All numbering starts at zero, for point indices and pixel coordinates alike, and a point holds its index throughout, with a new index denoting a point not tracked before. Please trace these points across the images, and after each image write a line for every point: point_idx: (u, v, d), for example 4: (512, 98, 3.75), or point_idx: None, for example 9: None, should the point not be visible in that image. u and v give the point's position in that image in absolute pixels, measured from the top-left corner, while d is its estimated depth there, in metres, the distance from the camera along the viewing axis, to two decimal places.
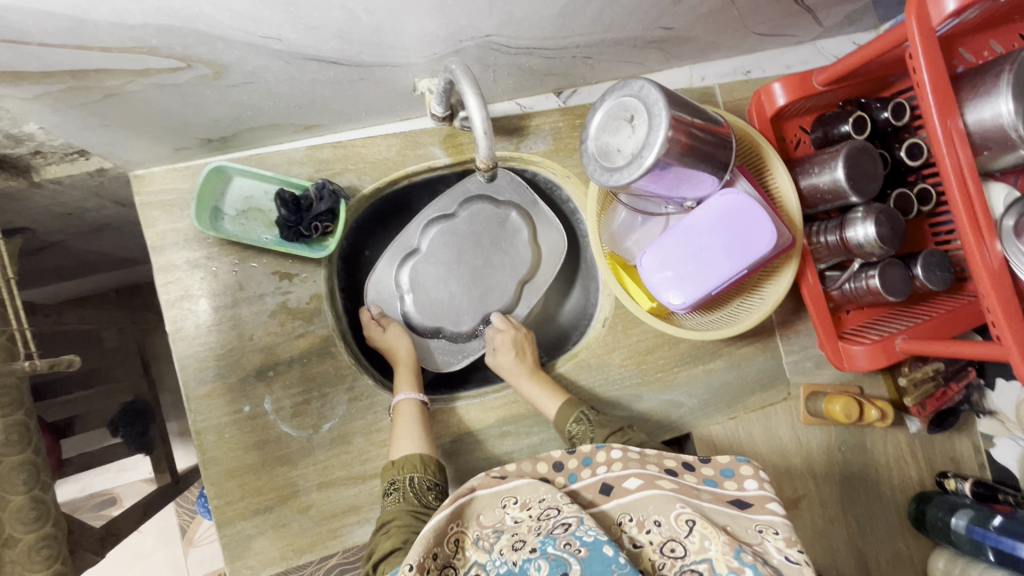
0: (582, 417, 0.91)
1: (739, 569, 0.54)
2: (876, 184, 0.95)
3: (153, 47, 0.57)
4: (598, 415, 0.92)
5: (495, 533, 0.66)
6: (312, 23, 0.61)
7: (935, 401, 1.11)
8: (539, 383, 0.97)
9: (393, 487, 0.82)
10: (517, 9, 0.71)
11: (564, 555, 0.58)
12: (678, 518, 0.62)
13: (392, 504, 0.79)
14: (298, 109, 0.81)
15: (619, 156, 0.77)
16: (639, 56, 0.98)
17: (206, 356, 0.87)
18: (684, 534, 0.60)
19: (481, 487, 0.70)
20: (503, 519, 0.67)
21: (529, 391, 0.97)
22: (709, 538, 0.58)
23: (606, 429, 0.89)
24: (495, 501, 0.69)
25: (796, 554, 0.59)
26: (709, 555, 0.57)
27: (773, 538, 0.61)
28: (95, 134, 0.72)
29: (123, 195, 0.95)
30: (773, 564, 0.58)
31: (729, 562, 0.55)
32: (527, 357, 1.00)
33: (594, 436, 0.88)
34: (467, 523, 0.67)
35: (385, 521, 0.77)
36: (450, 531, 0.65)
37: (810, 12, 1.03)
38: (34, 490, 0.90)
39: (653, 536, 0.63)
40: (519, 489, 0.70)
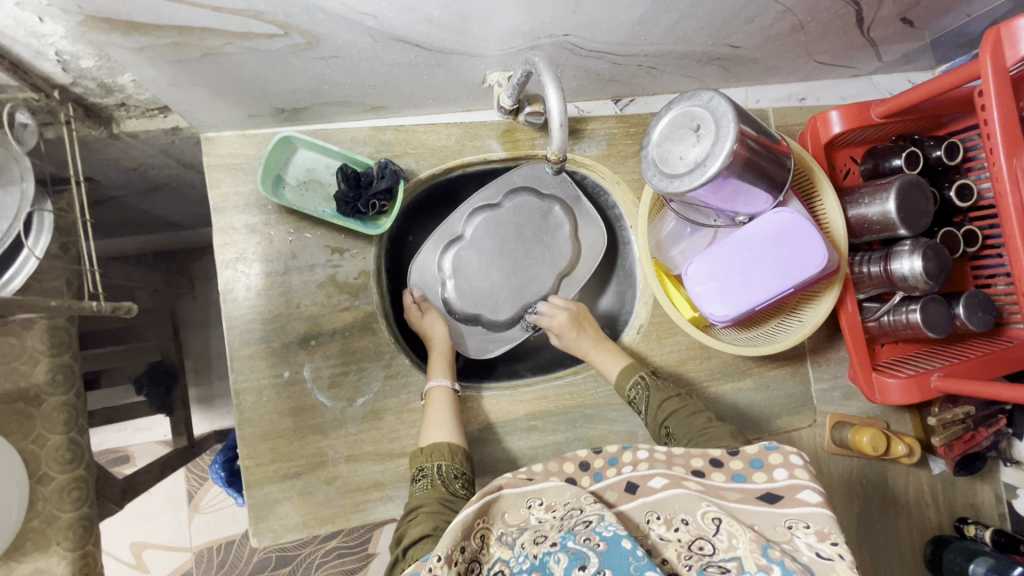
0: (640, 381, 0.92)
1: (766, 567, 0.52)
2: (925, 220, 0.95)
3: (259, 12, 0.60)
4: (656, 379, 0.92)
5: (518, 530, 0.65)
6: (409, 4, 0.63)
7: (963, 443, 1.09)
8: (605, 351, 0.99)
9: (421, 474, 0.81)
10: (599, 12, 0.73)
11: (584, 548, 0.56)
12: (705, 517, 0.60)
13: (421, 491, 0.78)
14: (371, 89, 0.84)
15: (681, 164, 0.78)
16: (700, 71, 1.00)
17: (253, 318, 0.89)
18: (713, 533, 0.59)
19: (508, 486, 0.68)
20: (527, 518, 0.66)
21: (598, 361, 0.98)
22: (737, 536, 0.57)
23: (664, 392, 0.90)
24: (520, 501, 0.68)
25: (828, 549, 0.55)
26: (738, 553, 0.55)
27: (804, 533, 0.58)
28: (181, 93, 0.75)
29: (188, 157, 0.98)
30: (802, 561, 0.55)
31: (758, 560, 0.53)
32: (587, 330, 1.01)
33: (651, 398, 0.90)
34: (493, 521, 0.66)
35: (413, 507, 0.76)
36: (477, 526, 0.63)
37: (873, 45, 1.04)
38: (71, 431, 0.92)
39: (681, 535, 0.61)
40: (546, 491, 0.68)
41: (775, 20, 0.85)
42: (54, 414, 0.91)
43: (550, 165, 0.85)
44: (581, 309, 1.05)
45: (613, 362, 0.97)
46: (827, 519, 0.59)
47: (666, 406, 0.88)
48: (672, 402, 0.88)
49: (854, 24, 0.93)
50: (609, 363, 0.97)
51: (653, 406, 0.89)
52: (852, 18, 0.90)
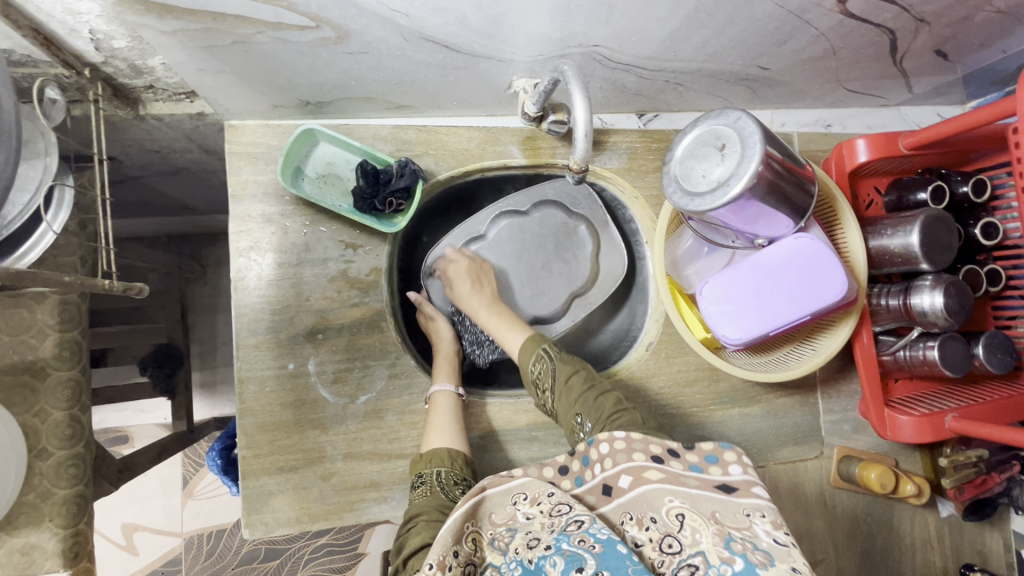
0: (542, 356, 0.85)
1: (729, 559, 0.51)
2: (948, 255, 0.93)
3: (292, 3, 0.60)
4: (560, 352, 0.86)
5: (510, 532, 0.63)
6: (442, 5, 0.63)
7: (974, 488, 1.06)
8: (497, 314, 0.93)
9: (420, 480, 0.80)
10: (632, 24, 0.72)
11: (579, 550, 0.56)
12: (670, 514, 0.59)
13: (420, 498, 0.76)
14: (396, 87, 0.84)
15: (703, 182, 0.77)
16: (727, 91, 0.99)
17: (262, 308, 0.89)
18: (678, 529, 0.58)
19: (492, 485, 0.66)
20: (515, 516, 0.65)
21: (489, 322, 0.93)
22: (699, 530, 0.56)
23: (570, 367, 0.84)
24: (506, 499, 0.66)
25: (784, 536, 0.54)
26: (701, 547, 0.55)
27: (761, 521, 0.56)
28: (209, 79, 0.76)
29: (211, 143, 0.99)
30: (762, 547, 0.53)
31: (721, 552, 0.53)
32: (484, 289, 0.96)
33: (557, 378, 0.83)
34: (481, 523, 0.65)
35: (413, 514, 0.74)
36: (466, 530, 0.63)
37: (904, 76, 1.03)
38: (73, 408, 0.92)
39: (652, 534, 0.60)
40: (528, 485, 0.67)
41: (808, 44, 0.84)
42: (57, 389, 0.91)
43: (570, 174, 0.86)
44: (484, 268, 0.99)
45: (511, 338, 0.90)
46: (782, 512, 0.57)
47: (573, 386, 0.81)
48: (578, 381, 0.82)
49: (887, 54, 0.91)
50: (509, 339, 0.90)
51: (560, 392, 0.82)
52: (886, 47, 0.89)
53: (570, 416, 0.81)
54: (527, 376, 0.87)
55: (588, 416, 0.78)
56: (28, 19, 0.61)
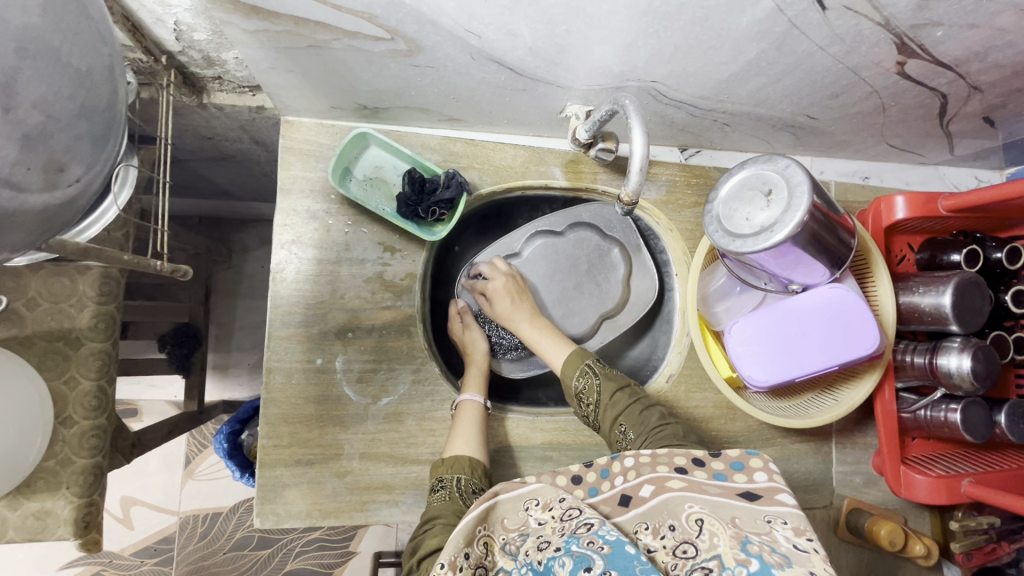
0: (587, 370, 0.86)
1: (745, 560, 0.52)
2: (979, 319, 0.94)
3: (374, 16, 0.62)
4: (604, 367, 0.87)
5: (521, 537, 0.63)
6: (515, 31, 0.66)
7: (983, 555, 1.05)
8: (539, 328, 0.94)
9: (440, 485, 0.81)
10: (692, 65, 0.74)
11: (587, 551, 0.55)
12: (689, 519, 0.60)
13: (439, 501, 0.77)
14: (453, 101, 0.86)
15: (746, 225, 0.78)
16: (772, 135, 1.01)
17: (297, 301, 0.91)
18: (696, 535, 0.58)
19: (505, 491, 0.65)
20: (527, 522, 0.64)
21: (529, 335, 0.94)
22: (717, 535, 0.56)
23: (614, 383, 0.84)
24: (518, 504, 0.65)
25: (805, 542, 0.54)
26: (719, 551, 0.54)
27: (782, 528, 0.57)
28: (276, 77, 0.78)
29: (263, 136, 1.01)
30: (781, 551, 0.53)
31: (736, 554, 0.53)
32: (523, 303, 0.97)
33: (601, 392, 0.84)
34: (493, 527, 0.64)
35: (431, 516, 0.75)
36: (478, 533, 0.61)
37: (948, 138, 1.04)
38: (102, 379, 0.94)
39: (667, 541, 0.59)
40: (541, 491, 0.66)
41: (859, 99, 0.86)
42: (89, 359, 0.92)
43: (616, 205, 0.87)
44: (517, 282, 0.99)
45: (554, 351, 0.92)
46: (803, 520, 0.58)
47: (617, 400, 0.82)
48: (623, 397, 0.83)
49: (935, 116, 0.93)
50: (553, 352, 0.92)
51: (604, 407, 0.83)
52: (935, 109, 0.90)
53: (612, 427, 0.82)
54: (568, 388, 0.87)
55: (632, 427, 0.80)
56: (121, 6, 0.64)
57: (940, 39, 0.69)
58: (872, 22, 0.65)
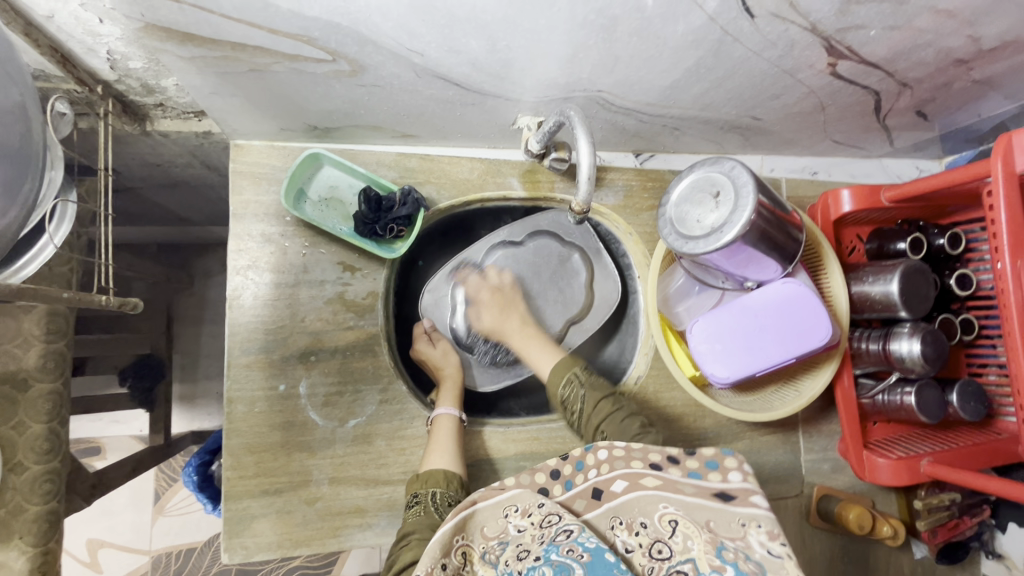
0: (572, 380, 0.88)
1: (720, 567, 0.53)
2: (926, 305, 0.98)
3: (312, 38, 0.62)
4: (589, 375, 0.89)
5: (500, 546, 0.62)
6: (456, 47, 0.66)
7: (947, 531, 1.09)
8: (530, 340, 0.99)
9: (415, 500, 0.80)
10: (634, 74, 0.76)
11: (567, 560, 0.55)
12: (661, 520, 0.61)
13: (414, 518, 0.76)
14: (404, 118, 0.86)
15: (698, 227, 0.80)
16: (721, 137, 1.04)
17: (256, 327, 0.89)
18: (669, 536, 0.59)
19: (482, 498, 0.65)
20: (506, 529, 0.64)
21: (521, 346, 0.99)
22: (692, 538, 0.58)
23: (599, 392, 0.86)
24: (497, 511, 0.65)
25: (779, 547, 0.56)
26: (692, 555, 0.56)
27: (756, 531, 0.59)
28: (219, 102, 0.77)
29: (214, 160, 1.00)
30: (755, 558, 0.56)
31: (711, 560, 0.55)
32: (512, 314, 1.02)
33: (584, 402, 0.86)
34: (472, 536, 0.64)
35: (406, 533, 0.74)
36: (456, 543, 0.62)
37: (887, 132, 1.08)
38: (53, 421, 0.90)
39: (641, 539, 0.61)
40: (519, 496, 0.65)
41: (799, 100, 0.89)
42: (38, 401, 0.89)
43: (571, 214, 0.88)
44: (506, 291, 1.03)
45: (545, 362, 0.95)
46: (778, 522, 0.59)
47: (600, 408, 0.84)
48: (606, 405, 0.84)
49: (871, 112, 0.97)
50: (541, 360, 0.96)
51: (588, 414, 0.85)
52: (871, 106, 0.94)
53: (595, 433, 0.84)
54: (555, 395, 0.90)
55: (613, 435, 0.80)
56: (49, 38, 0.63)
57: (867, 41, 0.72)
58: (800, 27, 0.67)
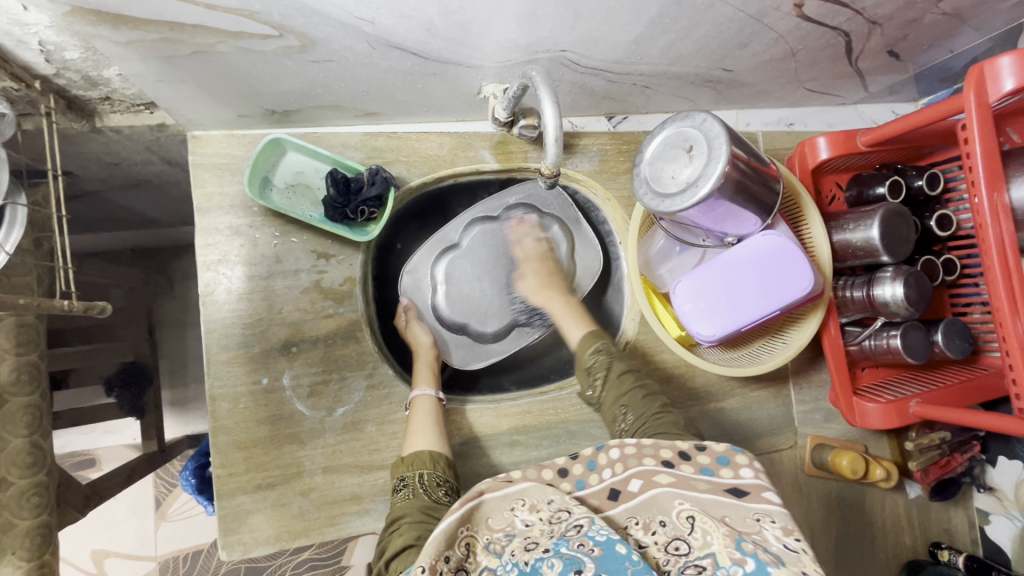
0: (602, 349, 0.88)
1: (741, 560, 0.54)
2: (908, 247, 0.97)
3: (254, 12, 0.59)
4: (617, 349, 0.89)
5: (506, 537, 0.65)
6: (407, 12, 0.63)
7: (939, 468, 1.11)
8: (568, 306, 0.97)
9: (402, 484, 0.79)
10: (597, 29, 0.73)
11: (579, 554, 0.57)
12: (679, 516, 0.63)
13: (402, 501, 0.76)
14: (365, 95, 0.83)
15: (672, 183, 0.79)
16: (693, 93, 1.02)
17: (233, 322, 0.87)
18: (688, 532, 0.61)
19: (489, 490, 0.68)
20: (512, 521, 0.66)
21: (557, 310, 0.96)
22: (710, 532, 0.59)
23: (623, 365, 0.87)
24: (503, 504, 0.68)
25: (794, 542, 0.58)
26: (712, 549, 0.57)
27: (771, 526, 0.61)
28: (168, 90, 0.74)
29: (174, 154, 0.96)
30: (774, 551, 0.57)
31: (732, 553, 0.56)
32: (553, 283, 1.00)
33: (611, 370, 0.86)
34: (477, 528, 0.66)
35: (395, 518, 0.73)
36: (461, 534, 0.64)
37: (860, 76, 1.07)
38: (34, 434, 0.88)
39: (657, 536, 0.63)
40: (527, 491, 0.70)
41: (768, 47, 0.87)
42: (17, 416, 0.87)
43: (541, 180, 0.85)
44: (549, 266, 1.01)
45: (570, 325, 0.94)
46: (790, 518, 0.62)
47: (624, 381, 0.84)
48: (629, 378, 0.85)
49: (843, 55, 0.95)
50: (570, 328, 0.93)
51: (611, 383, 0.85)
52: (842, 49, 0.92)
53: (614, 406, 0.84)
54: (580, 362, 0.89)
55: (633, 409, 0.81)
56: None
57: None
58: None
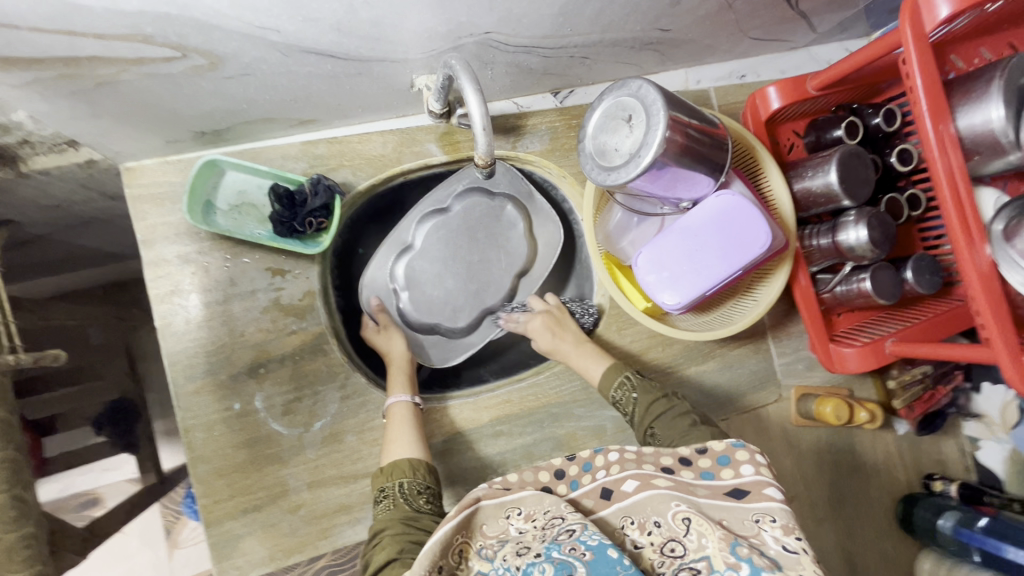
0: (624, 383, 0.90)
1: (735, 564, 0.56)
2: (867, 188, 0.96)
3: (148, 36, 0.56)
4: (641, 380, 0.90)
5: (499, 543, 0.66)
6: (311, 15, 0.60)
7: (923, 404, 1.12)
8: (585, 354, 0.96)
9: (382, 495, 0.79)
10: (517, 7, 0.71)
11: (569, 559, 0.57)
12: (676, 517, 0.63)
13: (384, 513, 0.76)
14: (294, 104, 0.81)
15: (616, 156, 0.77)
16: (636, 58, 0.99)
17: (196, 352, 0.86)
18: (683, 534, 0.62)
19: (487, 497, 0.68)
20: (506, 530, 0.67)
21: (578, 364, 0.96)
22: (705, 535, 0.60)
23: (650, 394, 0.87)
24: (499, 512, 0.68)
25: (793, 542, 0.60)
26: (707, 552, 0.59)
27: (770, 527, 0.62)
28: (86, 125, 0.71)
29: (113, 188, 0.94)
30: (770, 555, 0.59)
31: (726, 557, 0.57)
32: (564, 334, 0.98)
33: (638, 401, 0.88)
34: (472, 534, 0.67)
35: (377, 531, 0.74)
36: (455, 542, 0.65)
37: (805, 18, 1.04)
38: (15, 487, 0.87)
39: (653, 537, 0.64)
40: (523, 499, 0.69)
41: (701, 1, 0.84)
42: None
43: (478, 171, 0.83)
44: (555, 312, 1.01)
45: (590, 364, 0.95)
46: (790, 514, 0.64)
47: (655, 407, 0.85)
48: (661, 404, 0.86)
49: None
50: (591, 366, 0.95)
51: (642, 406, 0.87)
52: None
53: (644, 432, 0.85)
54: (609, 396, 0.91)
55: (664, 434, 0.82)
56: None
57: None
58: None
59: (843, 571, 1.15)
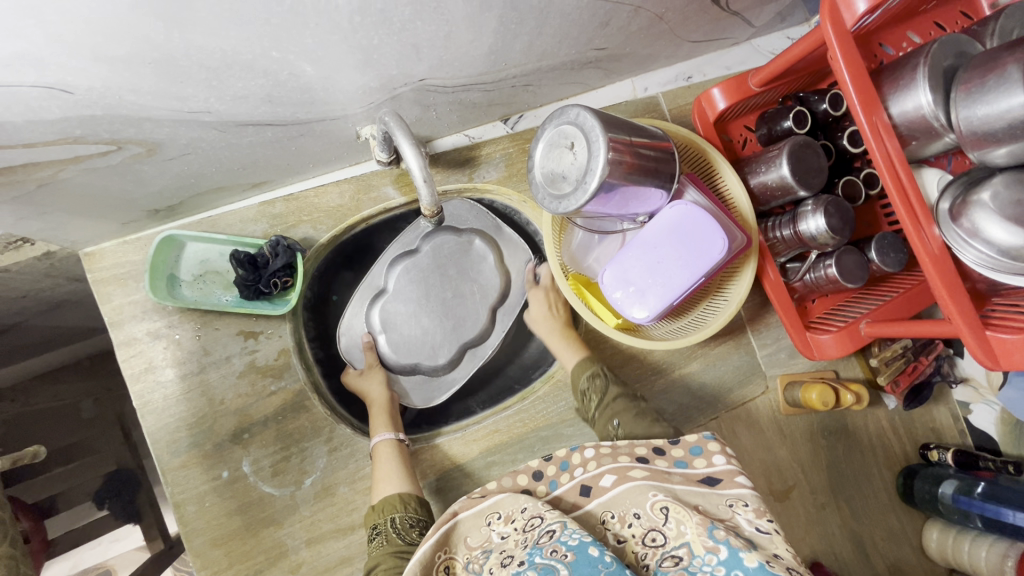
0: (597, 373, 0.93)
1: (713, 548, 0.55)
2: (820, 177, 0.97)
3: (78, 137, 0.57)
4: (613, 377, 0.93)
5: (483, 554, 0.66)
6: (239, 93, 0.61)
7: (908, 376, 1.13)
8: (566, 339, 1.01)
9: (375, 532, 0.79)
10: (445, 54, 0.72)
11: (552, 562, 0.56)
12: (654, 507, 0.64)
13: (377, 549, 0.77)
14: (242, 170, 0.81)
15: (566, 183, 0.78)
16: (579, 77, 1.00)
17: (178, 426, 0.87)
18: (663, 523, 0.62)
19: (464, 508, 0.71)
20: (489, 537, 0.68)
21: (555, 345, 1.01)
22: (684, 522, 0.60)
23: (620, 389, 0.91)
24: (479, 520, 0.70)
25: (765, 524, 0.61)
26: (687, 539, 0.59)
27: (743, 511, 0.64)
28: (36, 222, 0.72)
29: (77, 271, 0.94)
30: (746, 536, 0.60)
31: (705, 542, 0.56)
32: (558, 313, 1.05)
33: (606, 391, 0.91)
34: (456, 548, 0.69)
35: (370, 568, 0.75)
36: (439, 559, 0.66)
37: (740, 16, 1.05)
38: None
39: (635, 530, 0.64)
40: (501, 503, 0.71)
41: (630, 18, 0.85)
42: None
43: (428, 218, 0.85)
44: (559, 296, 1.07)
45: (567, 353, 0.99)
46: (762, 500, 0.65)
47: (617, 403, 0.88)
48: (623, 400, 0.89)
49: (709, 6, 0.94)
50: (564, 354, 0.99)
51: (605, 404, 0.90)
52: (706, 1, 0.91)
53: (607, 423, 0.87)
54: (576, 385, 0.95)
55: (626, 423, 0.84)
56: None
57: None
58: None
59: (852, 553, 1.16)
